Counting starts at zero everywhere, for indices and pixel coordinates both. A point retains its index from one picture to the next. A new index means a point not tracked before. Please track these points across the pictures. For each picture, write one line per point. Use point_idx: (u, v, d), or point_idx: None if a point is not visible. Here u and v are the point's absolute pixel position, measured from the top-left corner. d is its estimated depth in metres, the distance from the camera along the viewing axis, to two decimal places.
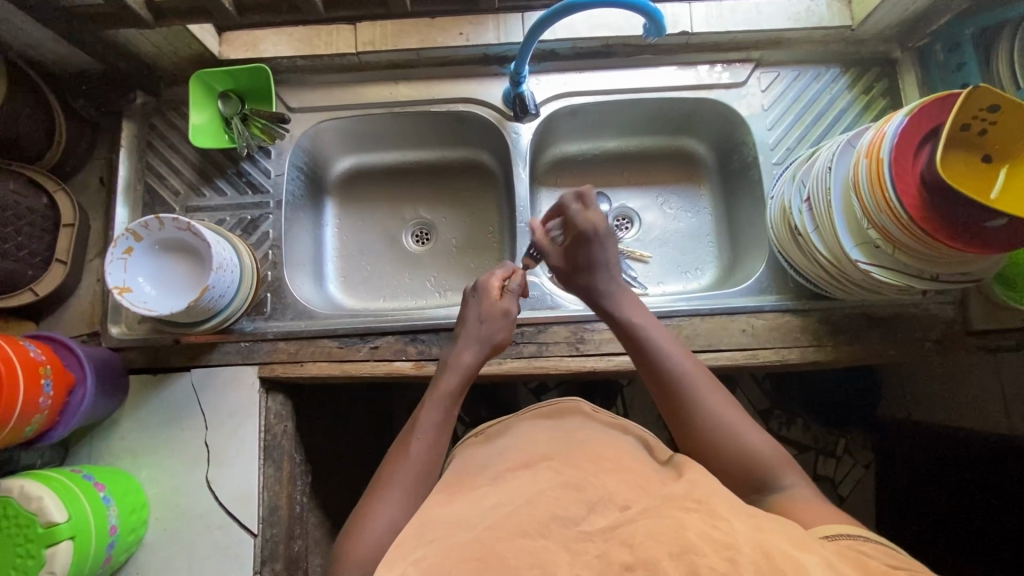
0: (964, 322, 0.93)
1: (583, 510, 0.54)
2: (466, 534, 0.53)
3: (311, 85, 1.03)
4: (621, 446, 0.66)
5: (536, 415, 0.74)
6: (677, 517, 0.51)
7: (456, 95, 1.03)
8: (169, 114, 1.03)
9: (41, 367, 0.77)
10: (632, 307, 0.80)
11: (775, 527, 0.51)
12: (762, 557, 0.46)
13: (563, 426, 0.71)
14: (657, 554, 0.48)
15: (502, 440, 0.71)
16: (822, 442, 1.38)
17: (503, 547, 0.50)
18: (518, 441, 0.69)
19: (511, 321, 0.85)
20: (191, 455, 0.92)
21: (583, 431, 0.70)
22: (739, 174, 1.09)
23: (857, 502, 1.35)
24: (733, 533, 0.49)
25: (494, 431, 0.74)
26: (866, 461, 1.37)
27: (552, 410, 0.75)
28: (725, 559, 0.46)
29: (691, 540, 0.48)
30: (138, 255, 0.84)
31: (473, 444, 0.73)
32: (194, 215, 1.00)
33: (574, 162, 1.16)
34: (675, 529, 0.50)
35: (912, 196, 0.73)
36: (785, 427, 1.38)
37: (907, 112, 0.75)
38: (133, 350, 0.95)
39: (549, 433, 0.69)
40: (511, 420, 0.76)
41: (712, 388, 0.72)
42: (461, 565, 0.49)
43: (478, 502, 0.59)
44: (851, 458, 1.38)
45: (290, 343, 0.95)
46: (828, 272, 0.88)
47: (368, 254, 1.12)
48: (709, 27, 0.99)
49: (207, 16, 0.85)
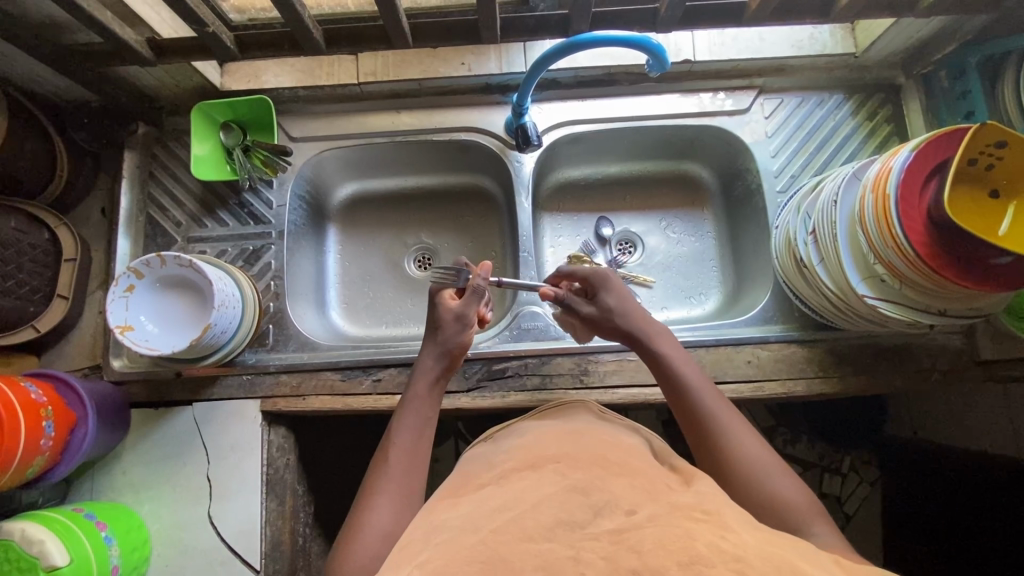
0: (972, 352, 0.93)
1: (590, 514, 0.53)
2: (472, 537, 0.52)
3: (313, 115, 1.03)
4: (621, 447, 0.66)
5: (544, 422, 0.75)
6: (687, 526, 0.49)
7: (458, 123, 1.03)
8: (170, 143, 1.03)
9: (42, 409, 0.77)
10: (663, 339, 0.80)
11: (786, 546, 0.50)
12: (772, 568, 0.45)
13: (569, 426, 0.72)
14: (665, 563, 0.45)
15: (508, 441, 0.72)
16: (828, 459, 1.34)
17: (509, 550, 0.49)
18: (524, 443, 0.69)
19: (467, 326, 0.82)
20: (194, 487, 0.91)
21: (588, 432, 0.70)
22: (743, 200, 1.08)
23: (864, 523, 1.31)
24: (742, 545, 0.47)
25: (500, 439, 0.75)
26: (872, 478, 1.33)
27: (562, 413, 0.78)
28: (734, 570, 0.44)
29: (699, 550, 0.46)
30: (140, 293, 0.83)
31: (476, 456, 0.72)
32: (195, 246, 1.00)
33: (576, 187, 1.16)
34: (684, 540, 0.47)
35: (919, 233, 0.73)
36: (790, 444, 1.34)
37: (914, 147, 0.75)
38: (135, 383, 0.94)
39: (554, 432, 0.70)
40: (515, 425, 0.78)
41: (734, 417, 0.71)
42: (467, 569, 0.47)
43: (484, 503, 0.58)
44: (857, 476, 1.33)
45: (293, 376, 0.94)
46: (834, 305, 0.87)
47: (370, 281, 1.12)
48: (711, 56, 0.98)
49: (207, 53, 0.82)
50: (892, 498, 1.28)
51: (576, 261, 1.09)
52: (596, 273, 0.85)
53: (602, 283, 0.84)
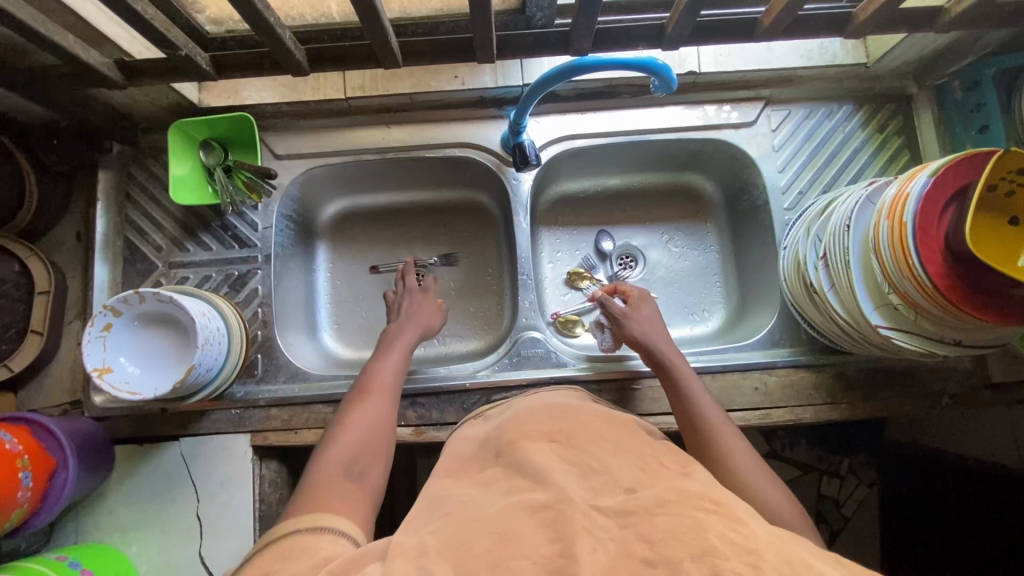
0: (982, 374, 0.91)
1: (589, 496, 0.50)
2: (479, 520, 0.49)
3: (298, 130, 0.98)
4: (623, 429, 0.64)
5: (534, 400, 0.75)
6: (696, 517, 0.46)
7: (453, 139, 0.98)
8: (148, 161, 0.97)
9: (19, 459, 0.73)
10: (666, 343, 0.84)
11: (794, 541, 0.46)
12: (784, 563, 0.42)
13: (563, 404, 0.70)
14: (678, 555, 0.42)
15: (503, 417, 0.71)
16: (825, 462, 1.28)
17: (520, 532, 0.47)
18: (516, 419, 0.67)
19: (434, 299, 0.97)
20: (182, 529, 0.88)
21: (583, 412, 0.68)
22: (749, 215, 1.04)
23: (862, 526, 1.26)
24: (754, 538, 0.44)
25: (493, 416, 0.75)
26: (871, 481, 1.27)
27: (550, 394, 0.76)
28: (749, 564, 0.41)
29: (711, 541, 0.43)
30: (118, 332, 0.78)
31: (468, 433, 0.72)
32: (177, 271, 0.96)
33: (576, 200, 1.12)
34: (696, 531, 0.44)
35: (937, 263, 0.69)
36: (788, 446, 1.27)
37: (933, 172, 0.71)
38: (118, 419, 0.90)
39: (547, 409, 0.69)
40: (508, 404, 0.79)
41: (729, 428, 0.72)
42: (481, 539, 0.47)
43: (486, 491, 0.55)
44: (855, 479, 1.28)
45: (283, 410, 0.90)
46: (847, 332, 0.84)
47: (363, 300, 1.07)
48: (718, 67, 0.93)
49: (179, 75, 0.76)
50: (893, 502, 1.23)
51: (575, 277, 1.09)
52: (634, 287, 0.92)
53: (639, 296, 0.90)
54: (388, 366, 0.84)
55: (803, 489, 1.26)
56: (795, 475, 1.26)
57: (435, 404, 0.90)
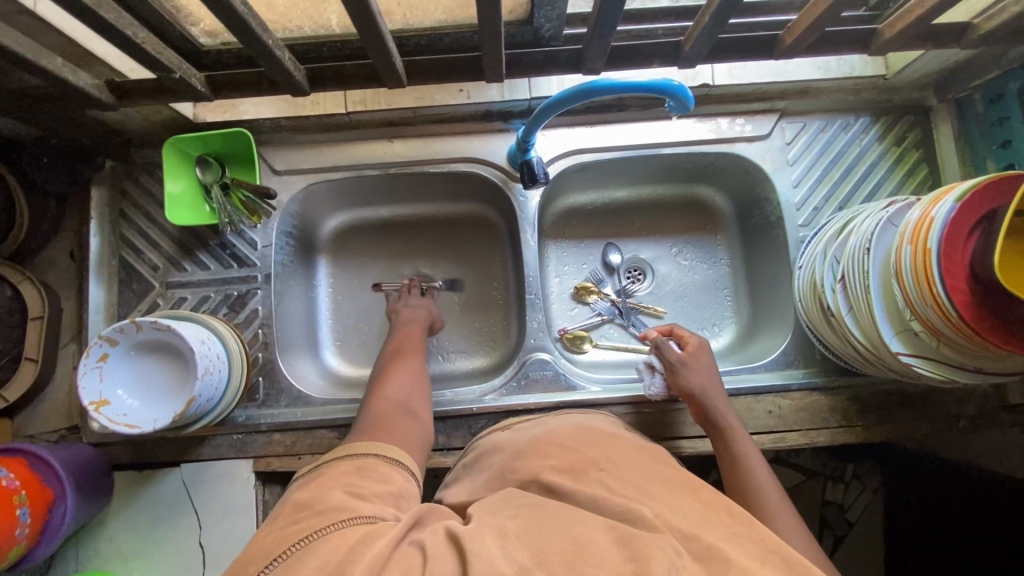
0: (1000, 397, 0.89)
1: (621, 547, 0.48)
2: None
3: (297, 144, 0.94)
4: (659, 461, 0.64)
5: (568, 418, 0.74)
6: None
7: (457, 153, 0.95)
8: (142, 177, 0.94)
9: (14, 496, 0.71)
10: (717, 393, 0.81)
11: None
12: None
13: (601, 430, 0.70)
14: None
15: (535, 433, 0.71)
16: (831, 467, 1.21)
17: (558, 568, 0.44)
18: (552, 441, 0.67)
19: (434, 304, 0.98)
20: (184, 557, 0.86)
21: (621, 441, 0.67)
22: (761, 229, 1.02)
23: (868, 531, 1.20)
24: None
25: (524, 429, 0.74)
26: (876, 485, 1.21)
27: (586, 415, 0.76)
28: None
29: None
30: (114, 362, 0.76)
31: (499, 443, 0.72)
32: (175, 291, 0.93)
33: (583, 213, 1.09)
34: None
35: (963, 292, 0.67)
36: (793, 452, 1.21)
37: (959, 197, 0.68)
38: (117, 444, 0.88)
39: (585, 433, 0.68)
40: (535, 418, 0.78)
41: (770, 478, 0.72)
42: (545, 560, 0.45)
43: None
44: (860, 484, 1.21)
45: (286, 435, 0.88)
46: (864, 356, 0.82)
47: (364, 316, 1.05)
48: (732, 79, 0.90)
49: (171, 94, 0.73)
50: (902, 509, 1.16)
51: (582, 292, 1.06)
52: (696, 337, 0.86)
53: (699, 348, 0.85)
54: (411, 329, 0.91)
55: (808, 495, 1.20)
56: (800, 480, 1.20)
57: (443, 427, 0.88)
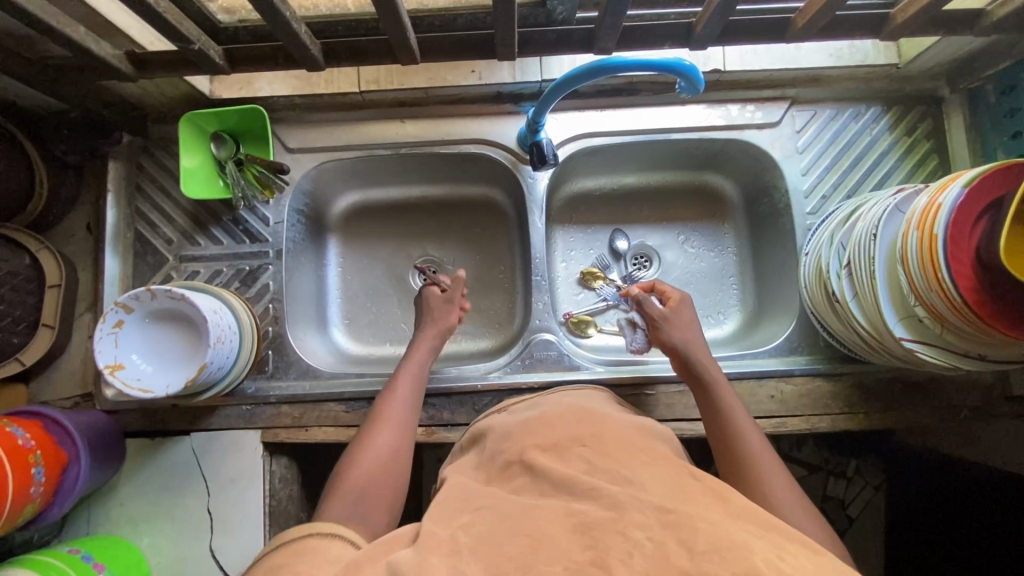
0: (1004, 387, 0.89)
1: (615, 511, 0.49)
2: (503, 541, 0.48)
3: (310, 123, 0.96)
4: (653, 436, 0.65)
5: (562, 399, 0.75)
6: (744, 537, 0.45)
7: (468, 134, 0.96)
8: (158, 153, 0.96)
9: (31, 454, 0.73)
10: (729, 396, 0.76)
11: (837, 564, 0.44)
12: None
13: (592, 408, 0.70)
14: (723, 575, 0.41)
15: (528, 413, 0.71)
16: (832, 462, 1.23)
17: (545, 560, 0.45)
18: (543, 419, 0.67)
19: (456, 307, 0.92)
20: (193, 523, 0.88)
21: (610, 417, 0.67)
22: (769, 217, 1.02)
23: (869, 526, 1.21)
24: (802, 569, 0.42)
25: (520, 410, 0.75)
26: (877, 482, 1.22)
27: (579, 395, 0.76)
28: None
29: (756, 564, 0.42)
30: (129, 329, 0.78)
31: (495, 422, 0.73)
32: (188, 264, 0.95)
33: (591, 198, 1.09)
34: (740, 551, 0.43)
35: (968, 277, 0.67)
36: (796, 447, 1.22)
37: (967, 183, 0.68)
38: (129, 413, 0.90)
39: (574, 412, 0.68)
40: (530, 399, 0.79)
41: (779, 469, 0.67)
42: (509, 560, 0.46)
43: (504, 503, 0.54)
44: (861, 480, 1.22)
45: (294, 407, 0.90)
46: (869, 343, 0.82)
47: (373, 295, 1.06)
48: (744, 66, 0.90)
49: (192, 67, 0.74)
50: (898, 505, 1.18)
51: (588, 276, 1.07)
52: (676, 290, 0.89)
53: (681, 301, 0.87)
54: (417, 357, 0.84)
55: (809, 489, 1.21)
56: (802, 475, 1.21)
57: (448, 402, 0.90)
